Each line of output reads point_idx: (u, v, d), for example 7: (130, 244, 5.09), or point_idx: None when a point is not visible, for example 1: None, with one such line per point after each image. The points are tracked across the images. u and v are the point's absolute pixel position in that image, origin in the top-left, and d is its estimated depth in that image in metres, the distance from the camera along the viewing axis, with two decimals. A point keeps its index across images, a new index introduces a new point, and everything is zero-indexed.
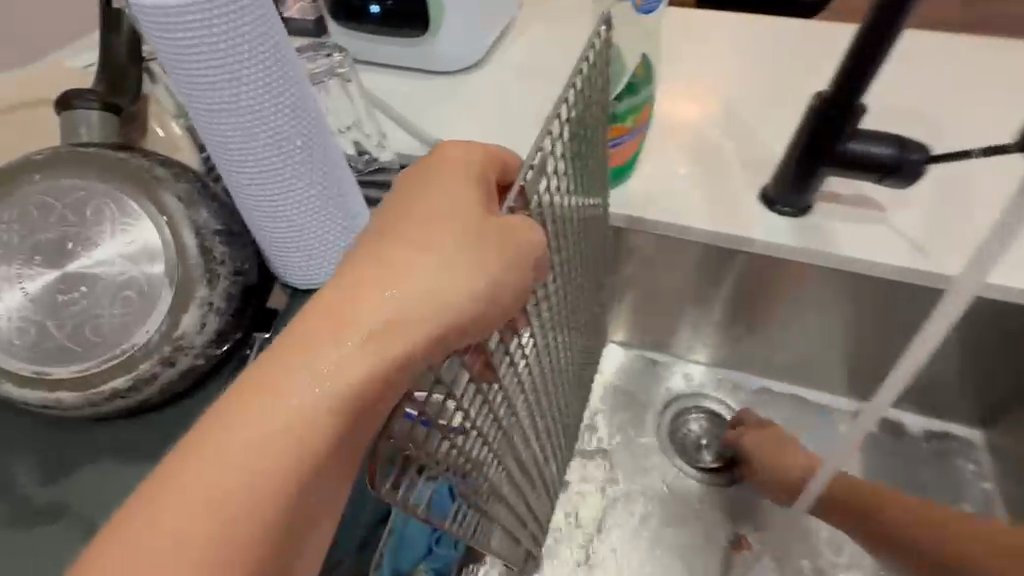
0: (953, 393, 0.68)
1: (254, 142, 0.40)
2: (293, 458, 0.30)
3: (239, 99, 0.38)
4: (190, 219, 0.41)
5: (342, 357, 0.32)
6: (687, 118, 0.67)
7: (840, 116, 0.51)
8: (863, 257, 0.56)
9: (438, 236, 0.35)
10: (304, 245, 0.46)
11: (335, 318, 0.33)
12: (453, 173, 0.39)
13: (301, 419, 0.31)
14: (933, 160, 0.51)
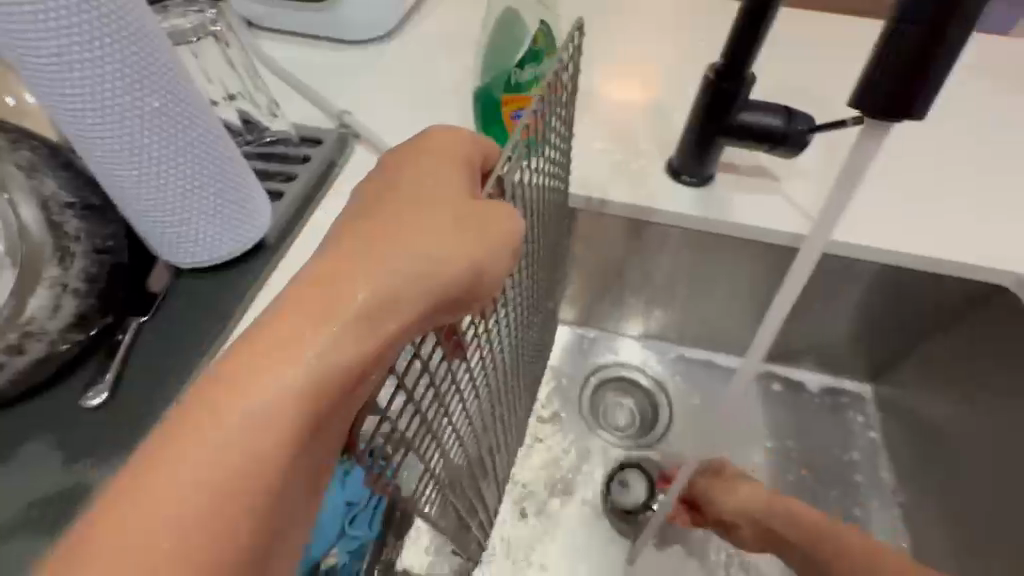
0: (846, 352, 0.74)
1: (113, 113, 0.37)
2: (286, 453, 0.28)
3: (77, 58, 0.34)
4: (33, 191, 0.38)
5: (333, 342, 0.29)
6: (598, 91, 0.68)
7: (732, 86, 0.52)
8: (757, 223, 0.59)
9: (423, 223, 0.33)
10: (191, 224, 0.43)
11: (305, 310, 0.29)
12: (435, 155, 0.37)
13: (292, 412, 0.28)
14: (816, 130, 0.53)
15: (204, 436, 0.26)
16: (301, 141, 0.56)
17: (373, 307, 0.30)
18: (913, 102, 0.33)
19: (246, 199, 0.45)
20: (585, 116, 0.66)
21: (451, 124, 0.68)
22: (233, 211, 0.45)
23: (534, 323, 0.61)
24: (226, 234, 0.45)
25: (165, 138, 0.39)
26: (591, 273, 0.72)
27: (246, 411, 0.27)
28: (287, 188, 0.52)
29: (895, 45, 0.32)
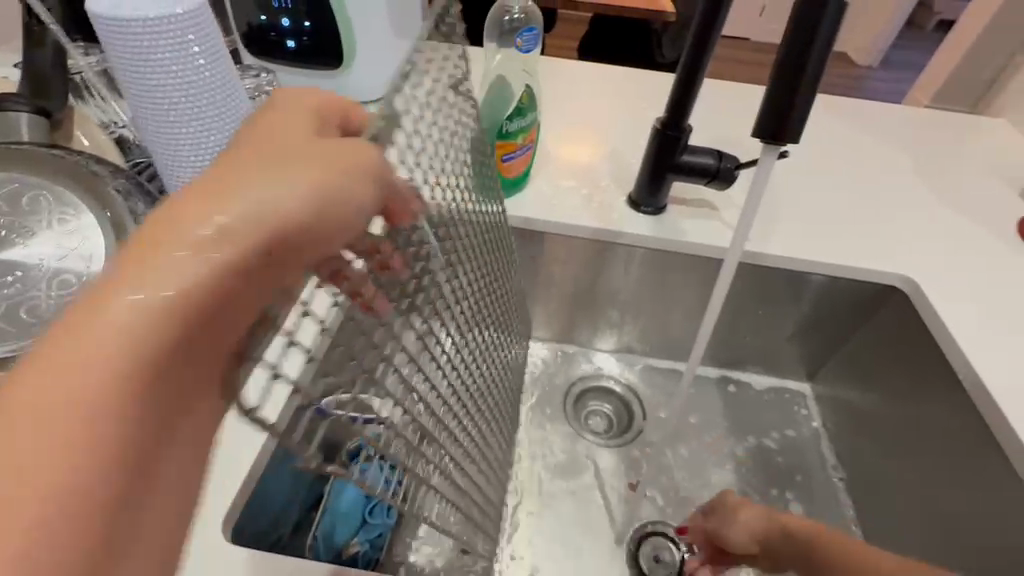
0: (787, 354, 0.86)
1: (193, 135, 0.45)
2: (98, 435, 0.24)
3: (185, 100, 0.44)
4: (128, 208, 0.46)
5: (136, 303, 0.25)
6: (565, 141, 0.83)
7: (675, 135, 0.67)
8: (703, 242, 0.72)
9: (294, 150, 0.30)
10: None
11: (108, 280, 0.25)
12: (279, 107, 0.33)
13: (94, 387, 0.24)
14: (741, 168, 0.68)
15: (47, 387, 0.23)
16: None
17: (265, 220, 0.28)
18: (784, 133, 0.48)
19: None
20: (558, 161, 0.80)
21: None
22: None
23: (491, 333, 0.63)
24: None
25: (212, 140, 0.46)
26: (569, 292, 0.83)
27: (100, 350, 0.24)
28: None
29: (775, 96, 0.46)
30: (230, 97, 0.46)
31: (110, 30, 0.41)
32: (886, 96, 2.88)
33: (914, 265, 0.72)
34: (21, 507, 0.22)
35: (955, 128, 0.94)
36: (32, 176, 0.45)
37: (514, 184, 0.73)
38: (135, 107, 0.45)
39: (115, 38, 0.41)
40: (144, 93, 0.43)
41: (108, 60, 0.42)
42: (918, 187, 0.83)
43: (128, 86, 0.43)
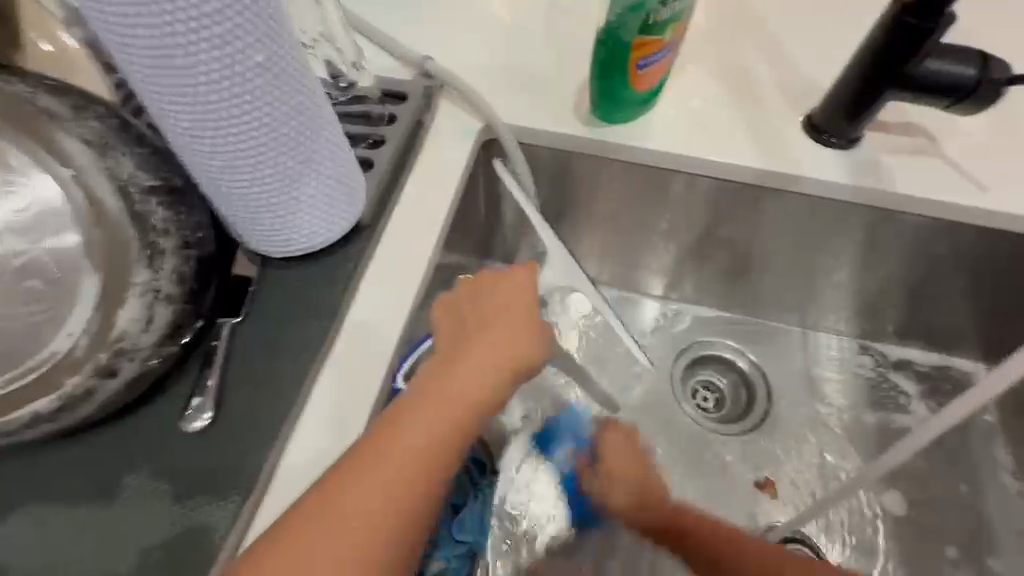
0: (963, 329, 0.66)
1: (240, 133, 0.32)
2: (424, 483, 0.34)
3: (219, 96, 0.31)
4: (115, 177, 0.35)
5: (402, 434, 0.34)
6: (708, 36, 0.59)
7: (922, 26, 0.42)
8: (923, 194, 0.51)
9: (410, 425, 0.34)
10: (277, 222, 0.38)
11: (388, 431, 0.34)
12: (484, 340, 0.39)
13: (428, 462, 0.34)
14: (1016, 82, 0.44)
15: (428, 413, 0.35)
16: (384, 98, 0.49)
17: (498, 367, 0.38)
18: None
19: (342, 198, 0.39)
20: (693, 61, 0.58)
21: (539, 66, 0.56)
22: (325, 217, 0.39)
23: None
24: (325, 227, 0.40)
25: (231, 159, 0.33)
26: (690, 242, 0.65)
27: (419, 434, 0.34)
28: (376, 154, 0.46)
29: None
30: (292, 92, 0.33)
31: (121, 42, 0.28)
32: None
33: None
34: (368, 522, 0.32)
35: None
36: (15, 141, 0.35)
37: (646, 101, 0.52)
38: (145, 89, 0.31)
39: (128, 47, 0.28)
40: (155, 74, 0.29)
41: (122, 69, 0.30)
42: None
43: (138, 76, 0.30)
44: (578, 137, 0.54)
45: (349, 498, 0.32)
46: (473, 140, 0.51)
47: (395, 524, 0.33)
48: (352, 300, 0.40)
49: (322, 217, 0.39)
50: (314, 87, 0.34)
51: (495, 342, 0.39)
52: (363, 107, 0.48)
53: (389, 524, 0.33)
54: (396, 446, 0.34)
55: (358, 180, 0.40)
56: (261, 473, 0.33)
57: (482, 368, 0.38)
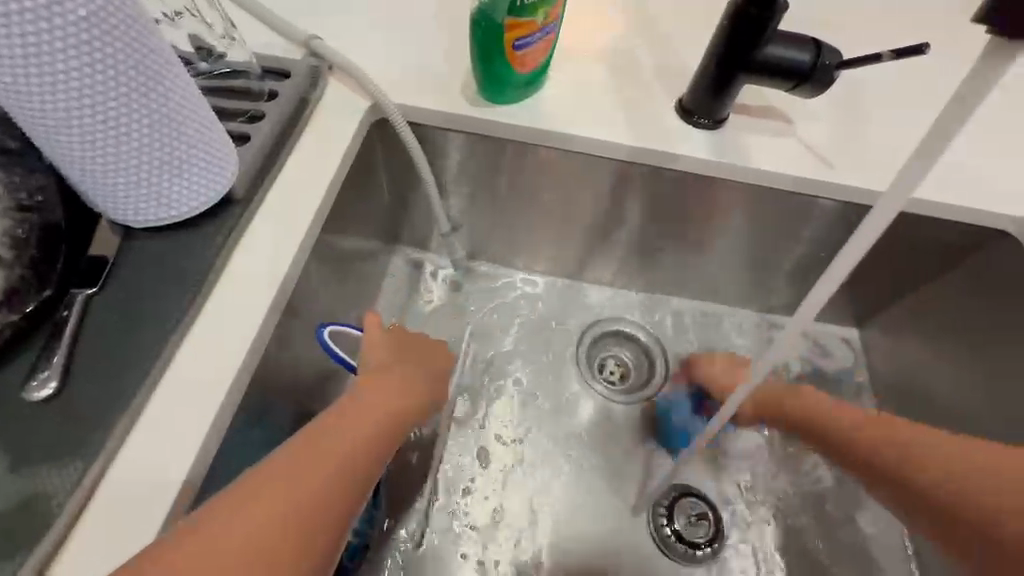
0: (836, 299, 0.72)
1: (65, 90, 0.32)
2: (365, 463, 0.39)
3: (35, 52, 0.30)
4: None
5: (349, 421, 0.40)
6: (597, 27, 0.63)
7: (758, 15, 0.47)
8: (778, 170, 0.55)
9: (357, 416, 0.41)
10: (130, 188, 0.37)
11: (336, 420, 0.40)
12: (408, 365, 0.49)
13: (368, 446, 0.40)
14: (843, 66, 0.49)
15: (367, 410, 0.42)
16: (265, 75, 0.49)
17: (418, 387, 0.48)
18: None
19: (201, 164, 0.39)
20: (582, 49, 0.61)
21: (432, 49, 0.58)
22: (184, 183, 0.39)
23: None
24: (187, 193, 0.39)
25: (63, 120, 0.33)
26: (589, 221, 0.67)
27: (360, 423, 0.41)
28: (253, 129, 0.46)
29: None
30: (121, 51, 0.32)
31: None
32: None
33: None
34: (316, 490, 0.34)
35: None
36: None
37: (530, 83, 0.54)
38: None
39: None
40: None
41: None
42: None
43: None
44: (466, 117, 0.55)
45: (301, 470, 0.35)
46: (359, 117, 0.52)
47: (339, 497, 0.35)
48: (220, 273, 0.41)
49: (181, 184, 0.38)
50: (152, 47, 0.34)
51: (417, 368, 0.50)
52: (234, 82, 0.47)
53: (335, 496, 0.35)
54: (345, 429, 0.39)
55: (224, 145, 0.40)
56: (105, 443, 0.33)
57: (403, 383, 0.47)
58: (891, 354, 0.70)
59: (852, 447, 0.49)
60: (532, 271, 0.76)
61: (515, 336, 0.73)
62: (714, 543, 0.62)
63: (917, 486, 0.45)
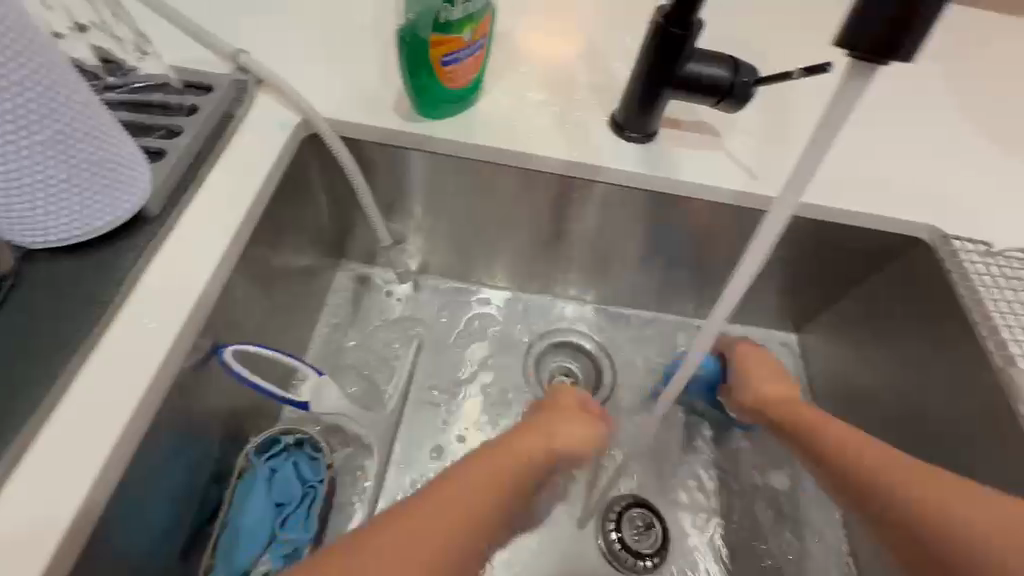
0: (775, 307, 0.74)
1: None
2: (480, 524, 0.35)
3: None
4: None
5: (471, 471, 0.38)
6: (534, 45, 0.64)
7: (676, 34, 0.49)
8: (704, 182, 0.57)
9: (496, 462, 0.39)
10: (26, 207, 0.35)
11: (482, 466, 0.38)
12: (566, 419, 0.49)
13: (480, 504, 0.36)
14: (761, 83, 0.51)
15: (505, 460, 0.40)
16: (186, 89, 0.48)
17: (582, 442, 0.48)
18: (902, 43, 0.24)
19: (105, 179, 0.37)
20: (519, 65, 0.62)
21: (367, 65, 0.58)
22: (87, 199, 0.37)
23: None
24: (92, 209, 0.38)
25: None
26: (531, 234, 0.67)
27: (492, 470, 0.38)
28: (170, 144, 0.44)
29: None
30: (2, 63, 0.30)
31: None
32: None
33: (941, 209, 0.59)
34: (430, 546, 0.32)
35: (997, 36, 0.78)
36: None
37: (462, 98, 0.55)
38: None
39: None
40: None
41: None
42: (958, 109, 0.68)
43: None
44: (399, 132, 0.55)
45: (418, 526, 0.33)
46: (287, 132, 0.51)
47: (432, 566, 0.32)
48: (126, 295, 0.39)
49: (84, 200, 0.37)
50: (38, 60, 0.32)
51: (579, 422, 0.49)
52: (148, 95, 0.46)
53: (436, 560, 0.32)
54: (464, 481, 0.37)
55: (131, 159, 0.38)
56: None
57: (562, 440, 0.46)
58: (828, 359, 0.72)
59: (821, 450, 0.44)
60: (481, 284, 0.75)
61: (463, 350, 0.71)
62: (661, 553, 0.61)
63: (871, 492, 0.38)
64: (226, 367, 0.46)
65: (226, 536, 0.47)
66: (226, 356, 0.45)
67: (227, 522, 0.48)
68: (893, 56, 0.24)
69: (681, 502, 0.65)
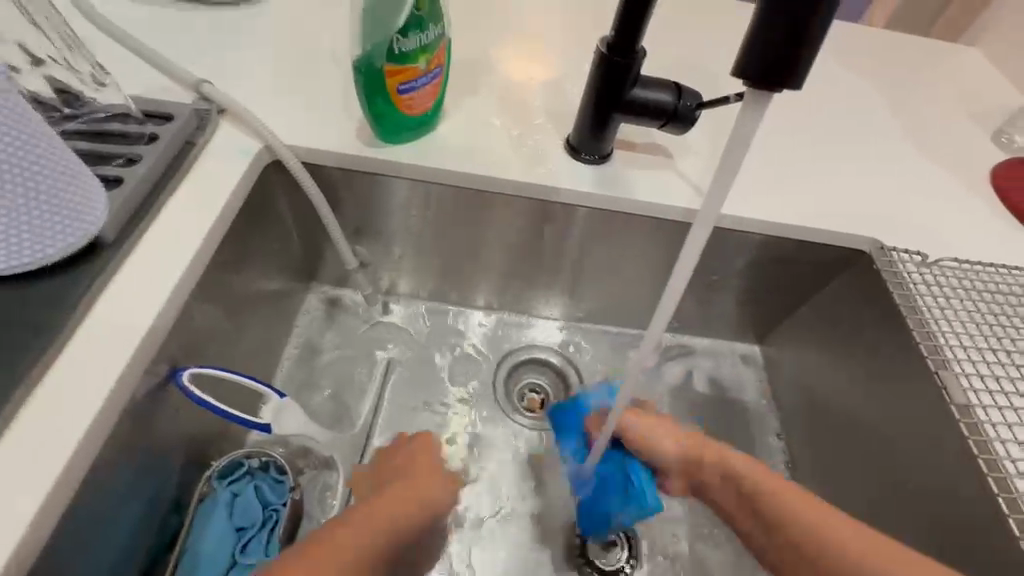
0: (737, 320, 0.77)
1: None
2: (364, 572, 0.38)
3: None
4: None
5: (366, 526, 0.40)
6: (495, 72, 0.67)
7: (621, 62, 0.52)
8: (657, 200, 0.59)
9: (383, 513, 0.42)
10: None
11: (368, 518, 0.41)
12: (419, 479, 0.48)
13: (368, 555, 0.39)
14: (703, 107, 0.54)
15: (370, 519, 0.41)
16: (146, 118, 0.49)
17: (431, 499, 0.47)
18: (789, 73, 0.30)
19: (62, 209, 0.38)
20: (479, 92, 0.64)
21: (330, 92, 0.60)
22: (43, 228, 0.38)
23: (977, 371, 0.53)
24: (48, 238, 0.38)
25: None
26: (496, 254, 0.69)
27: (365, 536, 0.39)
28: (128, 172, 0.45)
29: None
30: None
31: None
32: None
33: (881, 223, 0.62)
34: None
35: (931, 61, 0.83)
36: None
37: (422, 124, 0.57)
38: None
39: None
40: None
41: None
42: (896, 130, 0.72)
43: None
44: (361, 157, 0.57)
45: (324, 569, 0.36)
46: (248, 158, 0.52)
47: None
48: (83, 320, 0.40)
49: (40, 229, 0.38)
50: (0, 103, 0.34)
51: (437, 476, 0.49)
52: (111, 124, 0.47)
53: None
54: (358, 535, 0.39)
55: (91, 192, 0.40)
56: None
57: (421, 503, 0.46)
58: (789, 369, 0.75)
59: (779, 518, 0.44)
60: (449, 303, 0.76)
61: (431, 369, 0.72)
62: (630, 562, 0.62)
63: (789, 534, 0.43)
64: (184, 389, 0.46)
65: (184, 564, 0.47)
66: (184, 379, 0.45)
67: (185, 547, 0.48)
68: (783, 84, 0.30)
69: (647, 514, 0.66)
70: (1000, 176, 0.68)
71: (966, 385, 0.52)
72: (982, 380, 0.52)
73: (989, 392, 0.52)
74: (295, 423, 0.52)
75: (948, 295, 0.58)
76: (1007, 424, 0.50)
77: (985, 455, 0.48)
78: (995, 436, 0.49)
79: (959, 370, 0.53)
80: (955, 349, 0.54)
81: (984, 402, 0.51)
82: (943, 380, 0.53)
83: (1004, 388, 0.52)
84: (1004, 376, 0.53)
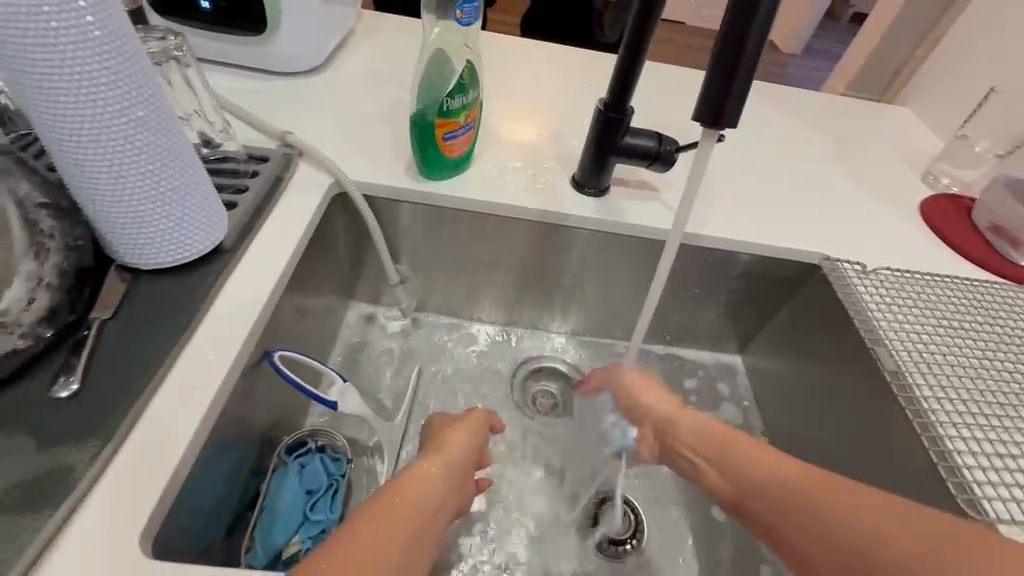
0: (720, 331, 0.89)
1: (139, 166, 0.45)
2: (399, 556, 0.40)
3: (132, 141, 0.44)
4: (12, 194, 0.46)
5: (384, 514, 0.41)
6: (511, 126, 0.83)
7: (615, 116, 0.67)
8: (646, 224, 0.73)
9: (419, 482, 0.47)
10: (148, 236, 0.48)
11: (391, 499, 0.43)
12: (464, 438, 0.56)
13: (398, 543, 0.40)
14: (680, 150, 0.69)
15: (385, 510, 0.42)
16: (250, 160, 0.64)
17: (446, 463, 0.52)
18: (724, 118, 0.45)
19: (205, 229, 0.51)
20: (499, 143, 0.80)
21: (382, 142, 0.75)
22: (188, 238, 0.50)
23: (902, 341, 0.64)
24: (188, 246, 0.51)
25: (128, 187, 0.45)
26: (514, 273, 0.82)
27: (379, 524, 0.40)
28: (240, 199, 0.59)
29: (716, 78, 0.44)
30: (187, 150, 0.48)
31: (62, 98, 0.40)
32: (807, 70, 2.72)
33: (830, 243, 0.77)
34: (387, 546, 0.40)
35: (865, 118, 1.01)
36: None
37: (457, 165, 0.72)
38: (59, 130, 0.42)
39: (66, 102, 0.41)
40: (84, 121, 0.42)
41: (43, 114, 0.41)
42: (838, 172, 0.88)
43: (63, 123, 0.41)
44: (409, 190, 0.71)
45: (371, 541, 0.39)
46: (323, 190, 0.66)
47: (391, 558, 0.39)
48: (212, 303, 0.51)
49: (187, 241, 0.51)
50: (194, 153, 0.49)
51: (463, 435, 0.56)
52: (227, 164, 0.62)
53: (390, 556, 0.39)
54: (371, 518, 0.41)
55: (223, 222, 0.53)
56: (115, 431, 0.42)
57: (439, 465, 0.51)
58: (765, 373, 0.86)
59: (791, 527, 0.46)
60: (472, 319, 0.88)
61: (458, 373, 0.83)
62: (634, 538, 0.70)
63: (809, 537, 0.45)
64: (275, 368, 0.56)
65: (265, 517, 0.56)
66: (276, 359, 0.56)
67: (265, 504, 0.57)
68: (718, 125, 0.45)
69: (650, 496, 0.75)
70: (926, 207, 0.84)
71: (892, 354, 0.63)
72: (903, 349, 0.63)
73: (911, 359, 0.62)
74: (354, 403, 0.63)
75: (875, 287, 0.70)
76: (928, 382, 0.60)
77: (910, 408, 0.58)
78: (919, 394, 0.59)
79: (890, 342, 0.64)
80: (891, 330, 0.65)
81: (910, 365, 0.62)
82: (878, 353, 0.63)
83: (923, 354, 0.63)
84: (925, 346, 0.64)
